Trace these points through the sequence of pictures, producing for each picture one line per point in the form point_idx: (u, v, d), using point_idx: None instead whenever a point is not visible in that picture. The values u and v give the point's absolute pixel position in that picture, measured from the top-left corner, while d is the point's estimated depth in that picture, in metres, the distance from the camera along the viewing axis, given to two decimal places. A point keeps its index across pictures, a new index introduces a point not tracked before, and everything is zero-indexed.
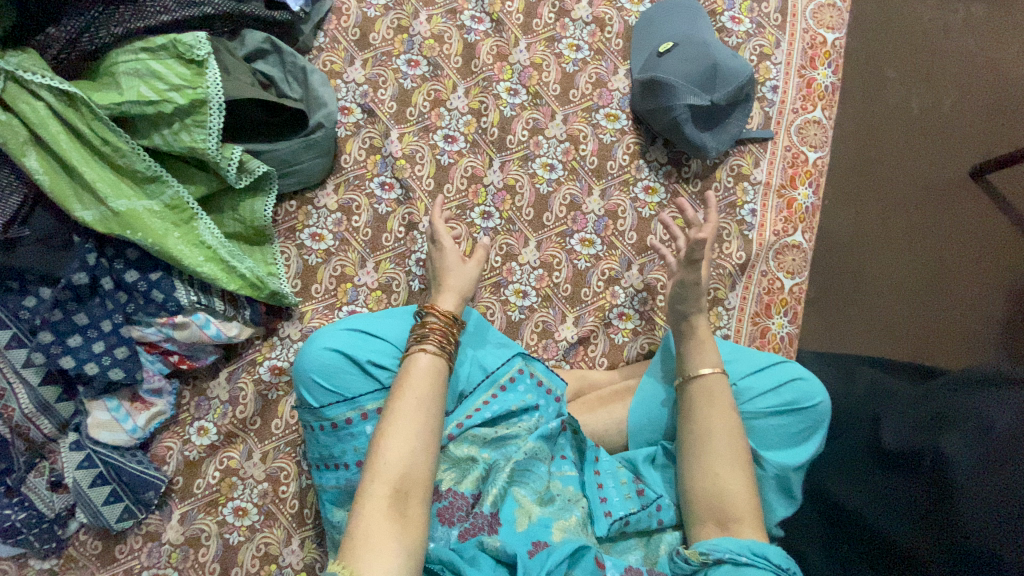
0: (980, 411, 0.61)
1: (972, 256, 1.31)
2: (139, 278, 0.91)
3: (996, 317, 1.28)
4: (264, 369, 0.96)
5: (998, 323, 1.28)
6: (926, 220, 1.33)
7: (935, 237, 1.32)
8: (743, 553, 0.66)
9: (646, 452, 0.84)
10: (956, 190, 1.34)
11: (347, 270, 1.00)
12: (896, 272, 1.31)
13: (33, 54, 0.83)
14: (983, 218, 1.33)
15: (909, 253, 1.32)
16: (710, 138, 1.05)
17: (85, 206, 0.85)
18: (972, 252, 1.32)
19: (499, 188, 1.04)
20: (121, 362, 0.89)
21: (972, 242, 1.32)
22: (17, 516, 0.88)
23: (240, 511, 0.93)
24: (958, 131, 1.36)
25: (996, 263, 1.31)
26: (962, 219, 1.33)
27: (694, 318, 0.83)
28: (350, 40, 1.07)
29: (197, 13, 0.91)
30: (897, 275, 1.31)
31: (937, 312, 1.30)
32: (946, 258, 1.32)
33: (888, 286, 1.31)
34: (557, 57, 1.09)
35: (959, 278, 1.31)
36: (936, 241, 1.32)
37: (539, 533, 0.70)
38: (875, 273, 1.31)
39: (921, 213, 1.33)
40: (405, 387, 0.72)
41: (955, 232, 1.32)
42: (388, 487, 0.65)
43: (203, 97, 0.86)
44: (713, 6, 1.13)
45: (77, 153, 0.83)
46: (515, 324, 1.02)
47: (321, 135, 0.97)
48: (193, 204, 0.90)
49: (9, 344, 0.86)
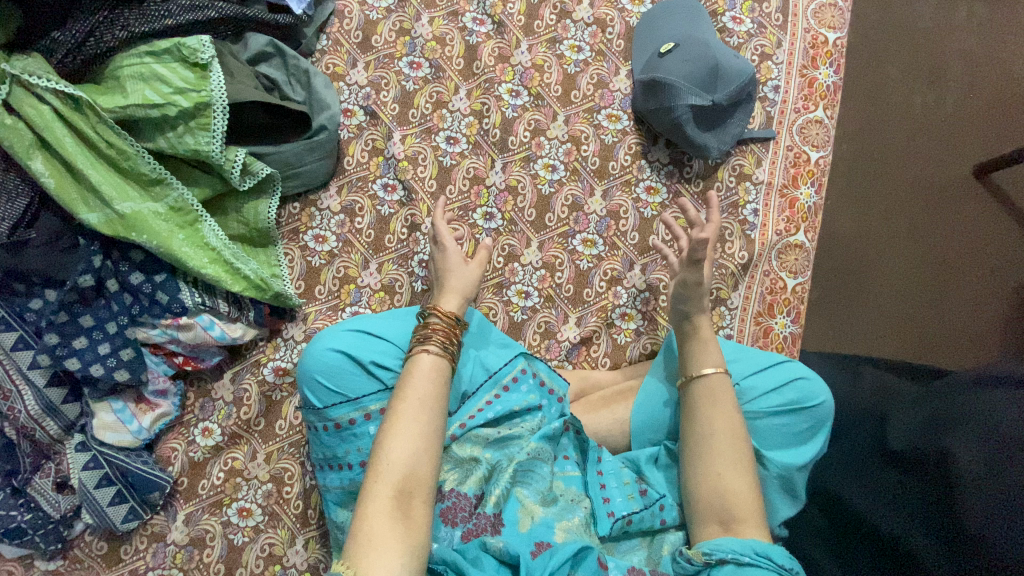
0: (989, 411, 0.61)
1: (975, 255, 1.31)
2: (144, 280, 0.91)
3: (1001, 316, 1.28)
4: (268, 370, 0.97)
5: (1003, 321, 1.27)
6: (928, 219, 1.32)
7: (938, 237, 1.32)
8: (746, 553, 0.66)
9: (649, 453, 0.84)
10: (959, 189, 1.34)
11: (350, 271, 1.01)
12: (899, 272, 1.31)
13: (38, 58, 0.84)
14: (987, 218, 1.32)
15: (912, 253, 1.31)
16: (712, 139, 1.05)
17: (90, 209, 0.85)
18: (975, 251, 1.31)
19: (501, 189, 1.05)
20: (126, 363, 0.90)
21: (975, 240, 1.32)
22: (22, 517, 0.88)
23: (245, 511, 0.93)
24: (960, 130, 1.36)
25: (1000, 261, 1.30)
26: (965, 218, 1.33)
27: (697, 318, 0.83)
28: (353, 43, 1.08)
29: (202, 17, 0.92)
30: (900, 275, 1.31)
31: (941, 312, 1.29)
32: (950, 258, 1.31)
33: (892, 287, 1.31)
34: (558, 59, 1.09)
35: (963, 276, 1.30)
36: (939, 241, 1.32)
37: (542, 534, 0.71)
38: (878, 273, 1.31)
39: (924, 212, 1.33)
40: (408, 387, 0.72)
41: (957, 231, 1.32)
42: (391, 487, 0.65)
43: (207, 99, 0.86)
44: (714, 6, 1.13)
45: (82, 156, 0.84)
46: (517, 325, 1.02)
47: (324, 137, 0.98)
48: (197, 206, 0.91)
49: (15, 346, 0.87)
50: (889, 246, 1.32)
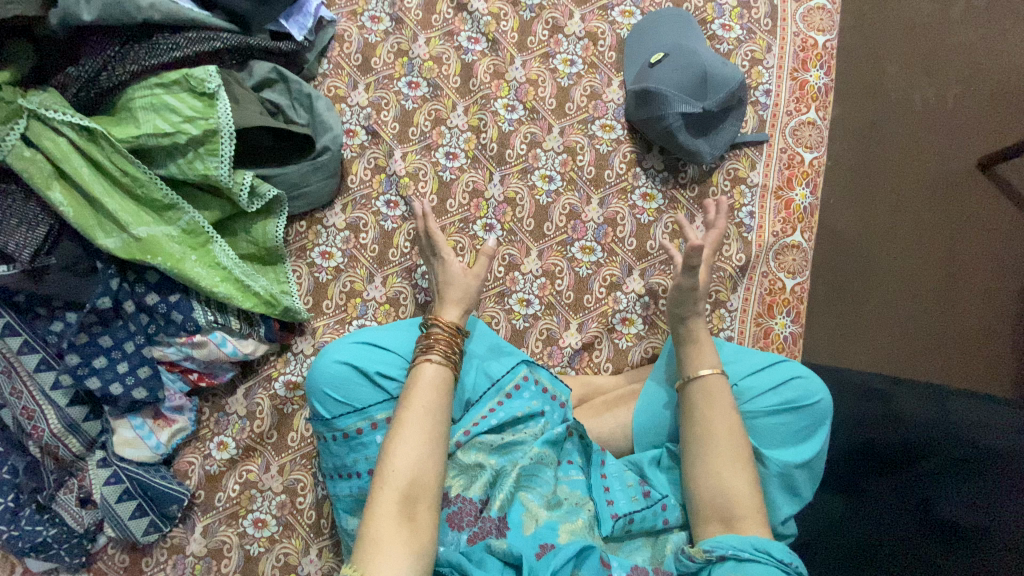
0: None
1: (931, 252, 1.33)
2: (159, 300, 0.95)
3: (919, 316, 1.32)
4: (279, 384, 1.01)
5: (897, 319, 1.32)
6: (915, 241, 1.34)
7: (926, 260, 1.33)
8: (745, 549, 0.67)
9: (651, 455, 0.85)
10: (972, 204, 1.34)
11: (356, 285, 1.04)
12: (926, 299, 1.32)
13: (53, 93, 0.89)
14: (973, 239, 1.34)
15: (914, 289, 1.32)
16: (705, 144, 1.07)
17: (107, 234, 0.89)
18: (984, 285, 1.32)
19: (500, 201, 1.08)
20: (143, 381, 0.93)
21: (975, 266, 1.33)
22: (48, 532, 0.92)
23: (260, 522, 0.96)
24: (979, 122, 1.37)
25: (932, 254, 1.33)
26: (964, 242, 1.34)
27: (692, 320, 0.84)
28: (353, 65, 1.12)
29: (207, 48, 0.96)
30: (894, 308, 1.32)
31: (919, 316, 1.32)
32: (951, 283, 1.32)
33: (981, 318, 1.32)
34: (552, 73, 1.12)
35: (906, 273, 1.33)
36: (936, 265, 1.33)
37: (545, 536, 0.72)
38: (879, 296, 1.32)
39: (904, 223, 1.35)
40: (412, 397, 0.74)
41: (949, 255, 1.33)
42: (396, 493, 0.67)
43: (214, 127, 0.91)
44: (703, 15, 1.15)
45: (99, 185, 0.88)
46: (519, 333, 1.04)
47: (327, 158, 1.02)
48: (208, 228, 0.95)
49: (38, 367, 0.91)
50: (888, 259, 1.33)
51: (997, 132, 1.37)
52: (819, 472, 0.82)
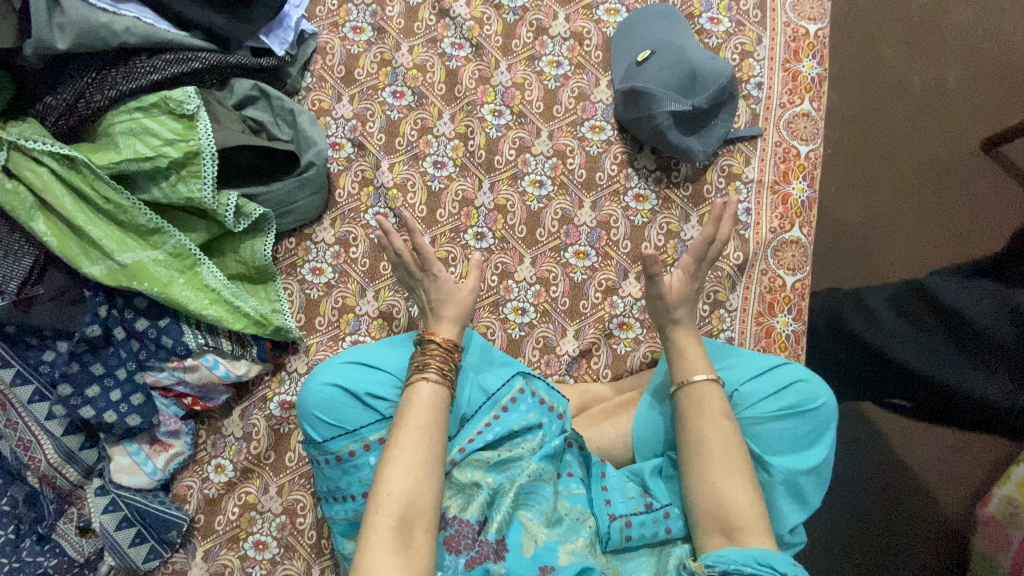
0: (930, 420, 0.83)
1: (940, 235, 1.30)
2: (148, 326, 0.94)
3: None
4: (274, 405, 0.99)
5: None
6: (921, 226, 1.30)
7: (933, 244, 1.29)
8: (747, 564, 0.64)
9: (652, 464, 0.84)
10: (981, 187, 1.31)
11: (348, 300, 1.02)
12: None
13: (33, 123, 0.90)
14: (985, 221, 1.29)
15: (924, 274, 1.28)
16: (696, 142, 1.05)
17: (93, 262, 0.89)
18: None
19: (490, 209, 1.06)
20: (137, 409, 0.93)
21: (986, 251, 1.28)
22: (49, 562, 0.91)
23: (261, 545, 0.95)
24: (986, 102, 1.34)
25: (941, 238, 1.30)
26: (973, 228, 1.30)
27: (673, 330, 0.82)
28: (337, 77, 1.10)
29: (186, 69, 0.95)
30: None
31: None
32: None
33: None
34: (538, 75, 1.10)
35: (914, 255, 1.29)
36: (943, 253, 1.29)
37: (546, 557, 0.71)
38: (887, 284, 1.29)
39: (911, 205, 1.31)
40: (405, 418, 0.73)
41: (957, 240, 1.29)
42: (391, 519, 0.66)
43: (196, 148, 0.90)
44: (690, 9, 1.13)
45: (82, 213, 0.88)
46: (515, 342, 1.03)
47: (313, 172, 1.00)
48: (195, 250, 0.94)
49: (31, 398, 0.90)
50: (894, 246, 1.30)
51: (999, 113, 1.33)
52: (825, 476, 0.81)
